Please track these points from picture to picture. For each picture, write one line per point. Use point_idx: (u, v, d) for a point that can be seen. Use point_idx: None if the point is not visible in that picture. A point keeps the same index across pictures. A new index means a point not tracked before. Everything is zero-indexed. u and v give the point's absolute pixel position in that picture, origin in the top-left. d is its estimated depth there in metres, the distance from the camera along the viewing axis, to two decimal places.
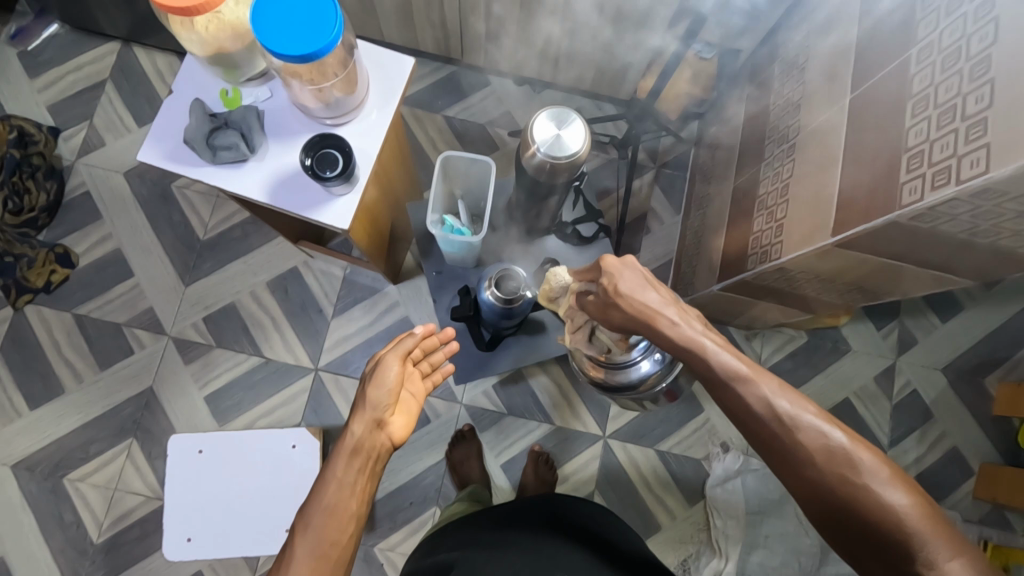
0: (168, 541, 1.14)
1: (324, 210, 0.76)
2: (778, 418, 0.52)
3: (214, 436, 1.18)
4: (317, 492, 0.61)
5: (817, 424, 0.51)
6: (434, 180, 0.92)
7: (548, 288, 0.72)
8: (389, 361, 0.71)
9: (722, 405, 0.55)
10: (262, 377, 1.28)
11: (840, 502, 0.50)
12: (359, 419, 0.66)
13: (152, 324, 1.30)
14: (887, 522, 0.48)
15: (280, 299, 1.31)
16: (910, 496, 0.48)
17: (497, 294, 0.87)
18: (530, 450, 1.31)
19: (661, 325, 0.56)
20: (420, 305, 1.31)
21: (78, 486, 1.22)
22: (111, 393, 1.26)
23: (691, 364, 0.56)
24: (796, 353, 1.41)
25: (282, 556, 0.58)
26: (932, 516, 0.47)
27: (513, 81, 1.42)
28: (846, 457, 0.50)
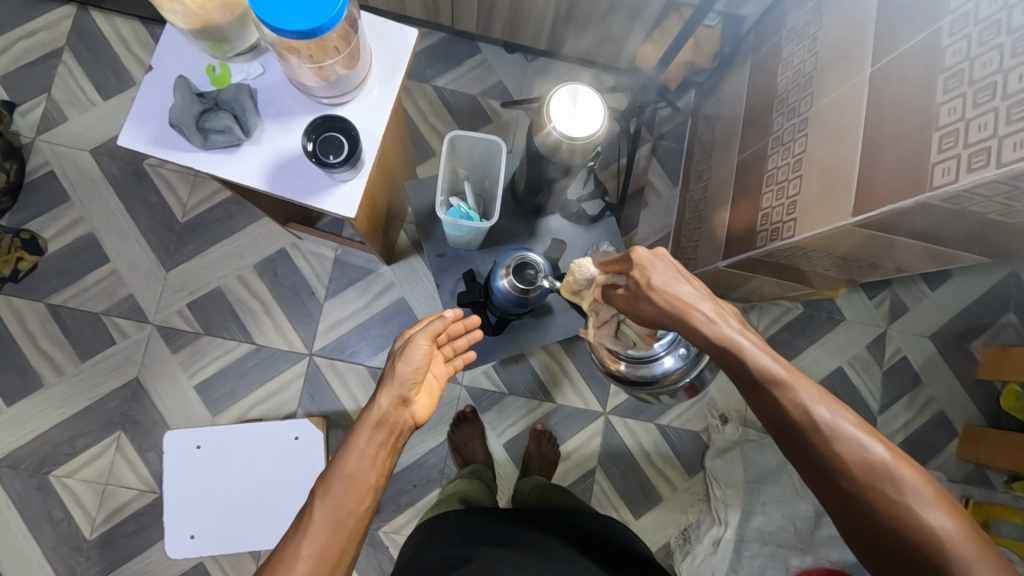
0: (171, 538, 1.11)
1: (327, 197, 0.72)
2: (814, 426, 0.50)
3: (214, 430, 1.13)
4: (338, 459, 0.60)
5: (858, 436, 0.49)
6: (442, 161, 0.88)
7: (572, 280, 0.71)
8: (419, 340, 0.70)
9: (755, 407, 0.53)
10: (254, 363, 1.24)
11: (877, 519, 0.48)
12: (386, 393, 0.65)
13: (134, 312, 1.23)
14: (925, 544, 0.47)
15: (269, 283, 1.26)
16: (953, 518, 0.47)
17: (514, 282, 0.84)
18: (532, 429, 1.31)
19: (695, 323, 0.53)
20: (417, 286, 1.28)
21: (66, 482, 1.18)
22: (95, 386, 1.21)
23: (724, 362, 0.53)
24: (791, 324, 1.43)
25: (296, 523, 0.56)
26: (975, 540, 0.46)
27: (505, 49, 1.36)
28: (885, 472, 0.48)
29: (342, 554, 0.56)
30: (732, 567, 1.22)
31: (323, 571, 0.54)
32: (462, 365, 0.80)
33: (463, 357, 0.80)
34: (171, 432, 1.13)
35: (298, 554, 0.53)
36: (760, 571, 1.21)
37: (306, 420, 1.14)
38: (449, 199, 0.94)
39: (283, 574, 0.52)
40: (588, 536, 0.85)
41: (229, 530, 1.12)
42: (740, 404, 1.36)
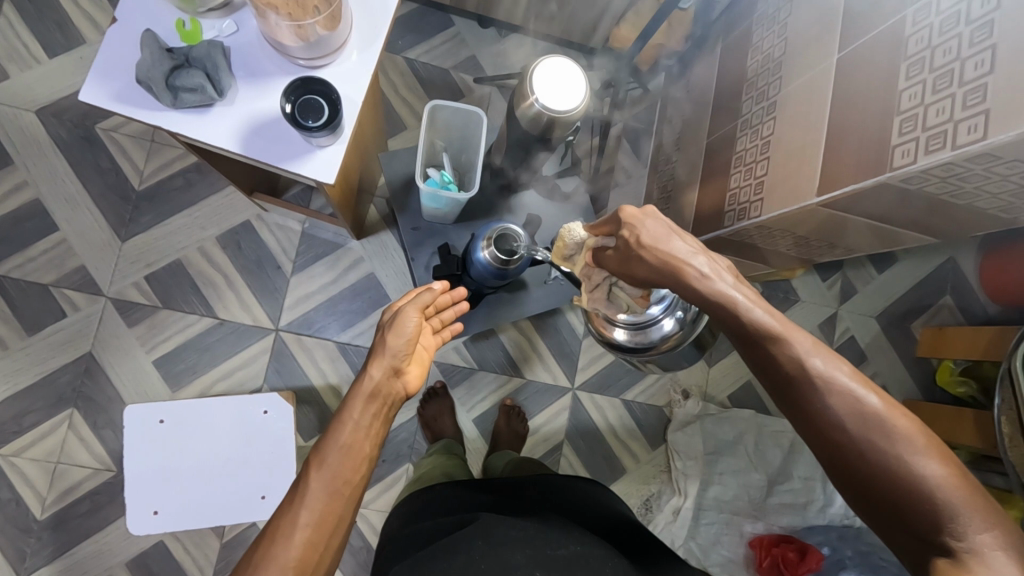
0: (133, 514, 1.08)
1: (303, 163, 0.71)
2: (809, 377, 0.55)
3: (179, 404, 1.10)
4: (333, 430, 0.63)
5: (851, 386, 0.54)
6: (422, 128, 0.88)
7: (564, 244, 0.79)
8: (410, 314, 0.73)
9: (752, 360, 0.59)
10: (217, 338, 1.20)
11: (868, 466, 0.53)
12: (378, 365, 0.69)
13: (86, 284, 1.17)
14: (916, 489, 0.51)
15: (233, 255, 1.22)
16: (942, 465, 0.51)
17: (495, 254, 0.85)
18: (501, 404, 1.33)
19: (687, 280, 0.58)
20: (387, 262, 1.26)
21: (13, 462, 1.13)
22: (44, 361, 1.15)
23: (721, 317, 0.59)
24: None
25: (294, 491, 0.60)
26: (962, 485, 0.50)
27: (479, 23, 1.34)
28: (877, 420, 0.53)
29: (341, 519, 0.60)
30: (691, 534, 1.27)
31: (324, 534, 0.59)
32: (449, 336, 0.84)
33: (450, 327, 0.84)
34: (132, 407, 1.10)
35: (298, 521, 0.58)
36: (716, 538, 1.26)
37: (275, 393, 1.13)
38: (426, 170, 0.93)
39: (283, 540, 0.57)
40: (576, 502, 0.89)
41: (198, 506, 1.09)
42: (701, 379, 1.41)
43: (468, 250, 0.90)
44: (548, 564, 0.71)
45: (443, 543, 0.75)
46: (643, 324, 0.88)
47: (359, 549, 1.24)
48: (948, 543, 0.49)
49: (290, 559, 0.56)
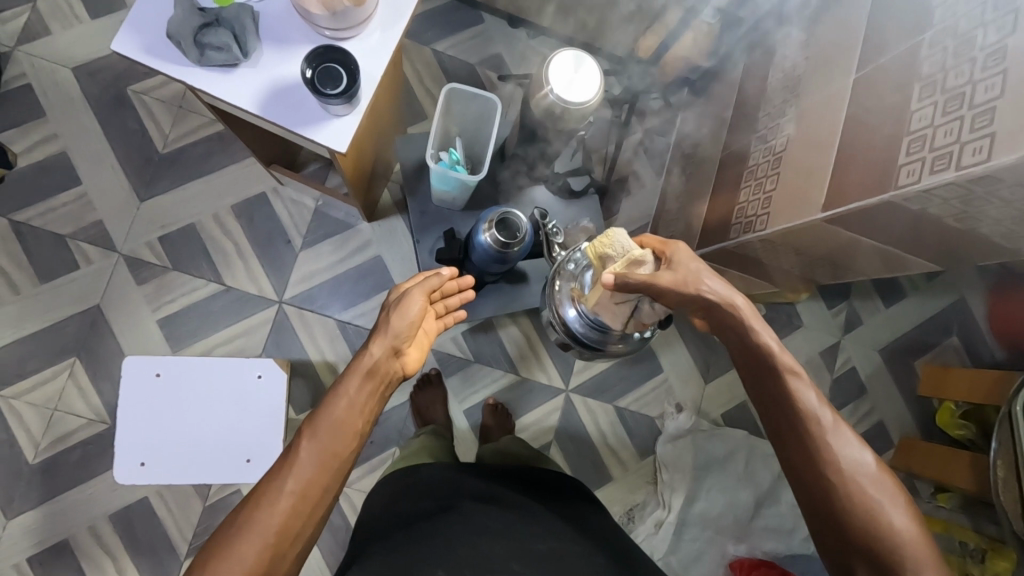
0: (120, 463, 1.10)
1: (318, 129, 0.73)
2: (817, 422, 0.63)
3: (176, 360, 1.12)
4: (331, 402, 0.65)
5: (849, 439, 0.62)
6: (436, 110, 0.90)
7: (602, 245, 0.77)
8: (417, 299, 0.75)
9: (766, 394, 0.67)
10: (222, 305, 1.23)
11: (852, 506, 0.60)
12: (379, 343, 0.70)
13: (102, 238, 1.20)
14: (889, 533, 0.58)
15: (245, 225, 1.25)
16: (914, 520, 0.59)
17: (497, 236, 0.86)
18: (485, 403, 1.32)
19: (732, 315, 0.69)
20: (395, 248, 1.30)
21: (13, 404, 1.15)
22: (52, 309, 1.18)
23: (748, 357, 0.68)
24: None
25: (284, 458, 0.61)
26: (924, 540, 0.58)
27: (507, 23, 1.37)
28: (866, 473, 0.61)
29: (325, 492, 0.61)
30: (671, 548, 1.27)
31: (308, 504, 0.59)
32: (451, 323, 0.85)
33: (451, 315, 0.85)
34: (131, 357, 1.11)
35: (284, 488, 0.59)
36: (696, 554, 1.27)
37: (271, 359, 1.15)
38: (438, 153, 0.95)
39: (267, 504, 0.58)
40: (557, 494, 0.90)
41: (184, 465, 1.11)
42: (696, 394, 1.41)
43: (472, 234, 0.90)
44: (525, 553, 0.72)
45: (423, 527, 0.75)
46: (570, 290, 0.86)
47: (339, 528, 1.24)
48: None
49: (273, 524, 0.57)
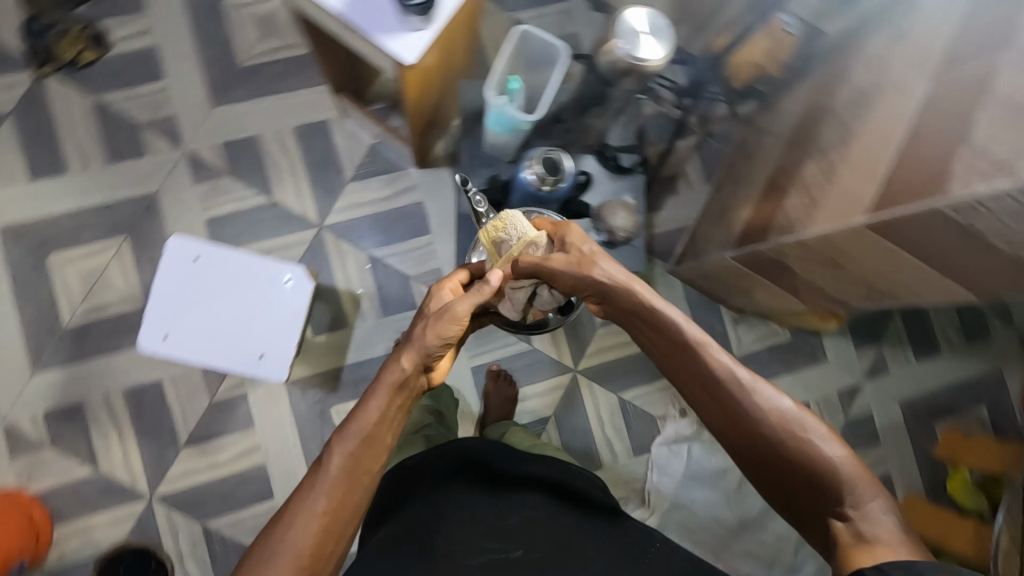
0: (146, 329, 1.18)
1: (392, 38, 0.79)
2: (737, 384, 0.72)
3: (216, 250, 1.18)
4: (357, 417, 0.72)
5: (771, 390, 0.71)
6: (505, 48, 0.94)
7: (498, 229, 0.88)
8: (459, 310, 0.78)
9: (684, 367, 0.76)
10: (267, 217, 1.29)
11: (791, 457, 0.68)
12: (408, 356, 0.76)
13: (172, 133, 1.27)
14: (828, 474, 0.66)
15: (304, 147, 1.31)
16: (843, 450, 0.67)
17: (537, 174, 0.93)
18: (489, 368, 1.33)
19: (620, 292, 0.80)
20: (438, 197, 1.34)
21: (61, 267, 1.22)
22: (114, 188, 1.25)
23: (660, 330, 0.78)
24: (775, 348, 1.44)
25: (316, 477, 0.68)
26: (862, 471, 0.66)
27: (589, 5, 1.39)
28: (793, 416, 0.69)
29: (354, 507, 0.69)
30: None
31: (340, 519, 0.67)
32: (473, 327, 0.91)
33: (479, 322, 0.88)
34: (176, 238, 1.18)
35: (315, 506, 0.66)
36: None
37: (301, 267, 1.20)
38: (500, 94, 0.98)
39: (300, 520, 0.65)
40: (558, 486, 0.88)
41: (204, 345, 1.19)
42: None
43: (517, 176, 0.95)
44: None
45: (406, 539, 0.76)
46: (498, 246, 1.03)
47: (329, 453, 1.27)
48: (848, 511, 0.64)
49: (308, 541, 0.64)
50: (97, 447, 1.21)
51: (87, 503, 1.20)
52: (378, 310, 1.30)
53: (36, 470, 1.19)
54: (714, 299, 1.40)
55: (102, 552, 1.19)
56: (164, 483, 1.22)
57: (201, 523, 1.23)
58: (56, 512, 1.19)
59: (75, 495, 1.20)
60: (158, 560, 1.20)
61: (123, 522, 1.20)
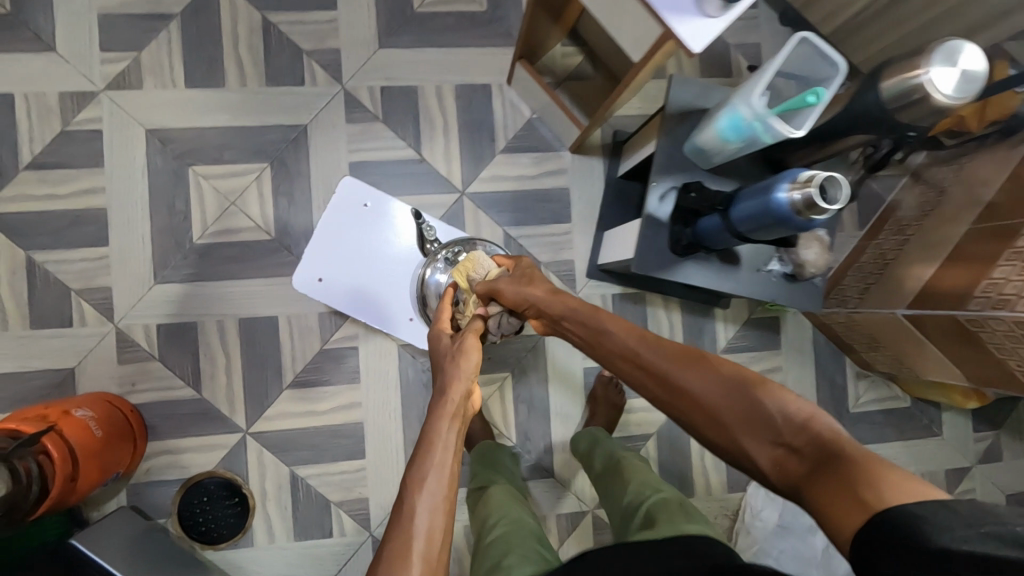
0: (303, 269, 1.16)
1: (683, 20, 0.74)
2: (677, 372, 0.70)
3: (391, 201, 1.19)
4: (425, 456, 0.65)
5: (717, 367, 0.69)
6: (785, 47, 0.77)
7: (468, 269, 1.03)
8: (471, 355, 0.80)
9: (646, 374, 0.74)
10: (411, 172, 1.23)
11: (700, 406, 0.68)
12: (457, 388, 0.74)
13: (333, 66, 1.22)
14: (717, 404, 0.67)
15: (461, 108, 1.25)
16: (759, 384, 0.65)
17: (800, 200, 0.72)
18: (599, 372, 1.28)
19: (552, 300, 0.88)
20: (586, 187, 1.28)
21: (199, 182, 1.18)
22: (266, 112, 1.20)
23: (616, 348, 0.78)
24: (890, 411, 1.37)
25: (397, 524, 0.60)
26: (735, 390, 0.66)
27: (780, 18, 1.31)
28: (740, 384, 0.67)
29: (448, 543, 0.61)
30: None
31: (437, 556, 0.59)
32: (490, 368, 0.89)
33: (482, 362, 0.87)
34: (349, 180, 1.18)
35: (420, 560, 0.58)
36: None
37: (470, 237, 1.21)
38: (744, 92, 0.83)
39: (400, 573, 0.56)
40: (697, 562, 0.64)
41: (364, 298, 1.18)
42: None
43: (753, 189, 0.79)
44: None
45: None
46: (428, 240, 1.13)
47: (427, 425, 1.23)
48: (844, 456, 0.56)
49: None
50: (203, 371, 1.18)
51: (183, 424, 1.17)
52: None
53: (139, 381, 1.16)
54: (844, 348, 1.33)
55: (189, 477, 1.17)
56: (261, 421, 1.19)
57: (289, 468, 1.19)
58: (152, 427, 1.17)
59: (173, 414, 1.17)
60: (241, 497, 1.18)
61: (215, 450, 1.18)
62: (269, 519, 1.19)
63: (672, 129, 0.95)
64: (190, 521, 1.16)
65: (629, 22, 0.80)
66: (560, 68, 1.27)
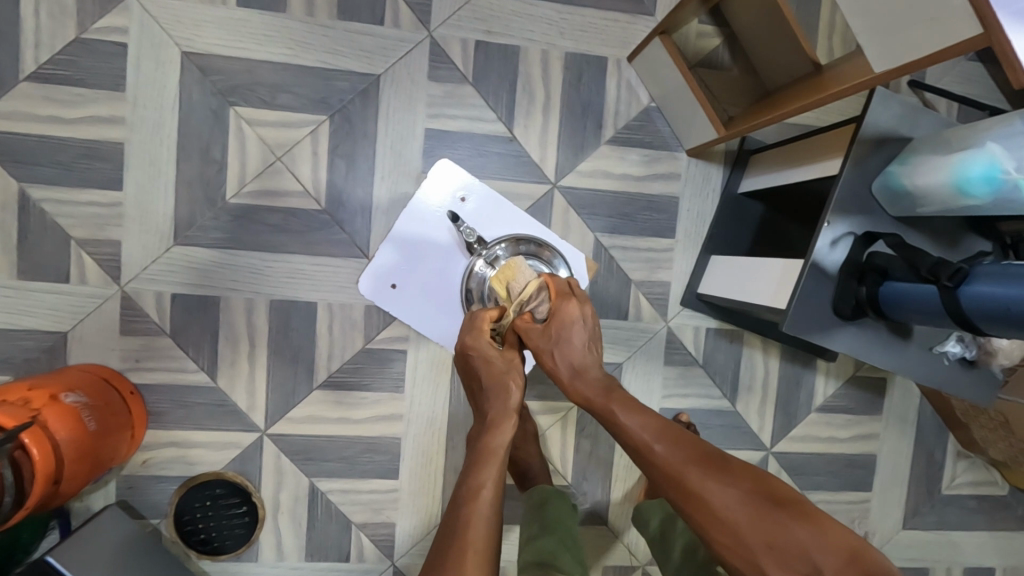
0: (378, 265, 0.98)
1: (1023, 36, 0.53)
2: (706, 484, 0.59)
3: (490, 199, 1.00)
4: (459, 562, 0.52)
5: (741, 483, 0.59)
6: None
7: (509, 276, 0.86)
8: (516, 381, 0.68)
9: (674, 484, 0.61)
10: (498, 152, 1.02)
11: (714, 514, 0.58)
12: (486, 457, 0.62)
13: (421, 7, 0.99)
14: (740, 524, 0.57)
15: (568, 82, 1.03)
16: (805, 524, 0.55)
17: None
18: (676, 417, 1.10)
19: (594, 371, 0.71)
20: (698, 198, 1.08)
21: (242, 127, 0.96)
22: (333, 52, 0.97)
23: (638, 447, 0.65)
24: (987, 499, 1.20)
25: None
26: (755, 499, 0.58)
27: None
28: (779, 516, 0.57)
29: None
30: None
31: None
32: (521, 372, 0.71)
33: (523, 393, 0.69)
34: (445, 165, 0.99)
35: None
36: None
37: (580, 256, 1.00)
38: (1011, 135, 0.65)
39: None
40: None
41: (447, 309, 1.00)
42: (889, 532, 1.17)
43: (992, 269, 0.63)
44: None
45: None
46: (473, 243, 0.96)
47: None
48: None
49: None
50: (222, 356, 0.99)
51: (193, 416, 0.99)
52: None
53: (145, 358, 0.97)
54: (953, 427, 1.15)
55: (194, 475, 0.99)
56: (283, 422, 1.00)
57: (309, 479, 1.02)
58: (155, 414, 0.98)
59: (182, 402, 0.98)
60: (251, 505, 1.00)
61: (226, 449, 1.00)
62: (279, 534, 1.01)
63: (863, 158, 0.75)
64: (188, 525, 0.99)
65: (909, 34, 0.61)
66: (691, 50, 0.95)
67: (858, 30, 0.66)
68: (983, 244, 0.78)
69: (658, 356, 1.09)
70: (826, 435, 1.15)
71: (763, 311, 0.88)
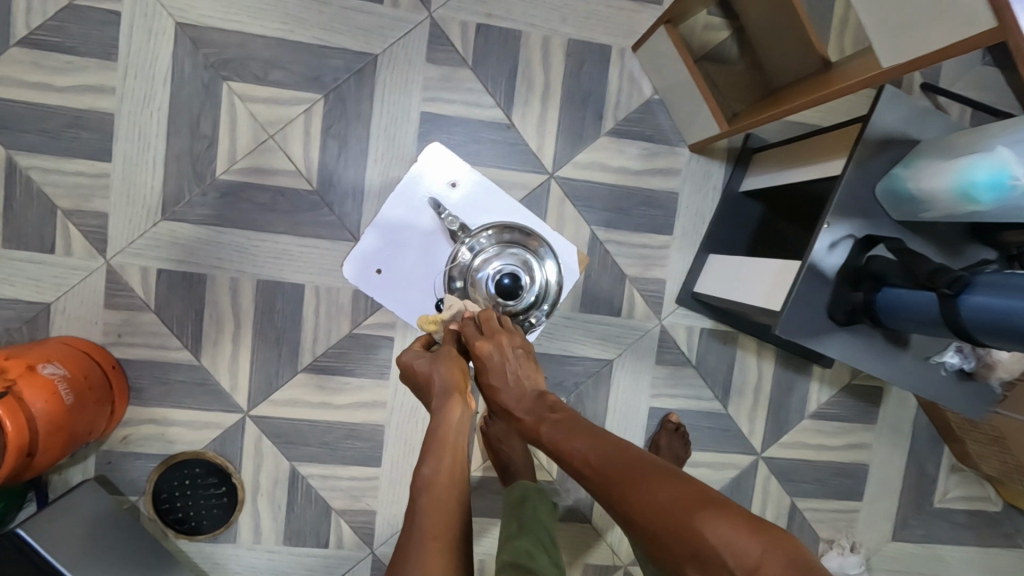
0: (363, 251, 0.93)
1: None
2: (625, 486, 0.52)
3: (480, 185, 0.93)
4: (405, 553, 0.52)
5: (665, 480, 0.51)
6: None
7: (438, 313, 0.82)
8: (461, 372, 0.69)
9: (599, 492, 0.55)
10: (493, 138, 1.00)
11: (637, 525, 0.50)
12: (436, 449, 0.61)
13: None
14: (653, 529, 0.48)
15: (569, 70, 1.01)
16: (726, 522, 0.45)
17: None
18: (664, 417, 1.08)
19: (527, 396, 0.70)
20: (698, 195, 1.05)
21: (234, 102, 0.94)
22: (329, 29, 0.95)
23: (567, 458, 0.59)
24: (978, 514, 1.18)
25: None
26: (676, 495, 0.49)
27: None
28: (698, 513, 0.47)
29: None
30: None
31: None
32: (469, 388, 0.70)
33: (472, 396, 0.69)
34: (434, 147, 0.93)
35: None
36: None
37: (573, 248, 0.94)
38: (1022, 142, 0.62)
39: None
40: None
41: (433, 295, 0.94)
42: (877, 543, 1.16)
43: (993, 279, 0.61)
44: None
45: None
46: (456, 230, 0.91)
47: None
48: None
49: None
50: (205, 334, 0.97)
51: (174, 393, 0.97)
52: (574, 304, 1.04)
53: (127, 334, 0.96)
54: (948, 439, 1.13)
55: (174, 454, 0.98)
56: (265, 404, 0.99)
57: (289, 463, 1.00)
58: (135, 390, 0.97)
59: (163, 379, 0.97)
60: (229, 487, 0.99)
61: (206, 429, 0.98)
62: (257, 516, 1.00)
63: (865, 159, 0.72)
64: (166, 504, 0.98)
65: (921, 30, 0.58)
66: (697, 41, 0.96)
67: (868, 26, 0.64)
68: (986, 253, 0.75)
69: (648, 355, 1.07)
70: (817, 442, 1.13)
71: (756, 313, 0.86)
